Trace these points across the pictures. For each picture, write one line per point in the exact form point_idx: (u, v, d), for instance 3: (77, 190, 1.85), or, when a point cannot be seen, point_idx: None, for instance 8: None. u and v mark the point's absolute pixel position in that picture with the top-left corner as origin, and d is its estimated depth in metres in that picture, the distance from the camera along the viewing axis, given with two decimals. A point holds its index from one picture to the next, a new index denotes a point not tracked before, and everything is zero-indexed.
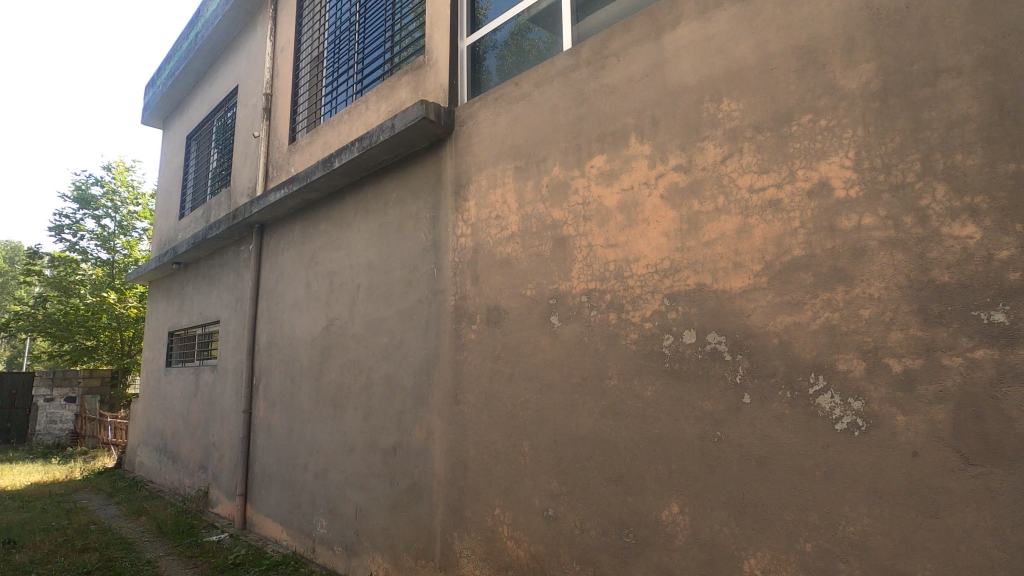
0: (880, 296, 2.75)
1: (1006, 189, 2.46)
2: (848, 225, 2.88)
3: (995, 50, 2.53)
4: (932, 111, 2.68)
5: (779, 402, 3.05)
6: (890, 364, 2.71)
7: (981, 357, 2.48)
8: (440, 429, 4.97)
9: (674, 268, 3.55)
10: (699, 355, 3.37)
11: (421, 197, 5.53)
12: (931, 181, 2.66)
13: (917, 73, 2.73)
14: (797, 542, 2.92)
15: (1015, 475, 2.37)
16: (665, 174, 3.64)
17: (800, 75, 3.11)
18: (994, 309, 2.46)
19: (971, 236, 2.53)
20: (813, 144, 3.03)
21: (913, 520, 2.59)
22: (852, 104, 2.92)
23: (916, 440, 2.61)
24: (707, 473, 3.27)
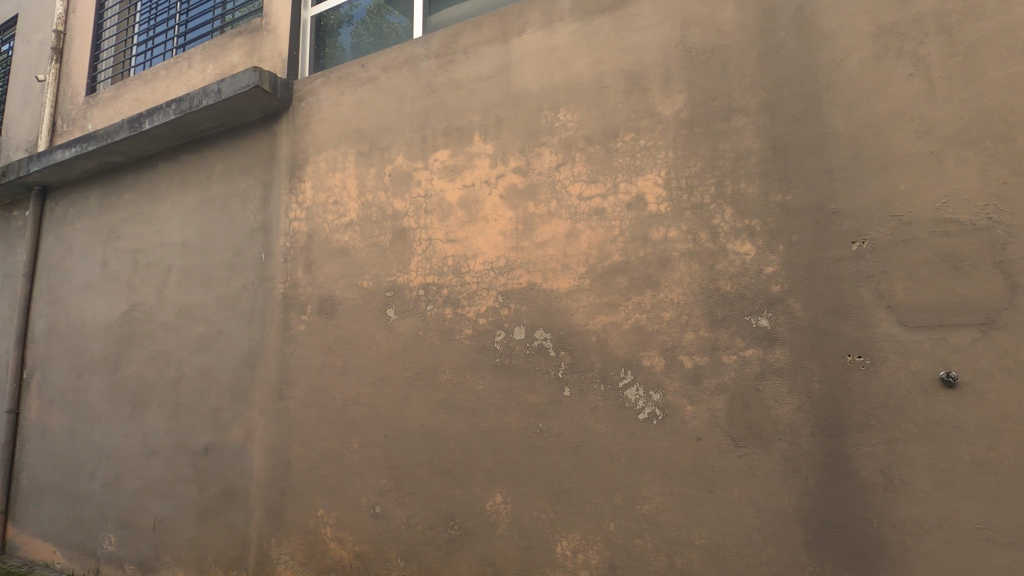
0: (679, 301, 3.13)
1: (775, 215, 2.94)
2: (658, 236, 3.22)
3: (773, 97, 3.00)
4: (726, 143, 3.10)
5: (593, 395, 3.31)
6: (683, 360, 3.10)
7: (750, 356, 2.94)
8: (261, 427, 4.58)
9: (508, 266, 3.67)
10: (528, 351, 3.54)
11: (250, 173, 5.03)
12: (722, 203, 3.08)
13: (716, 108, 3.15)
14: (603, 523, 3.20)
15: (769, 453, 2.85)
16: (505, 175, 3.75)
17: (627, 96, 3.40)
18: (761, 315, 2.93)
19: (748, 253, 2.99)
20: (633, 161, 3.34)
21: (694, 496, 2.99)
22: (666, 129, 3.27)
23: (699, 426, 3.02)
24: (530, 463, 3.45)
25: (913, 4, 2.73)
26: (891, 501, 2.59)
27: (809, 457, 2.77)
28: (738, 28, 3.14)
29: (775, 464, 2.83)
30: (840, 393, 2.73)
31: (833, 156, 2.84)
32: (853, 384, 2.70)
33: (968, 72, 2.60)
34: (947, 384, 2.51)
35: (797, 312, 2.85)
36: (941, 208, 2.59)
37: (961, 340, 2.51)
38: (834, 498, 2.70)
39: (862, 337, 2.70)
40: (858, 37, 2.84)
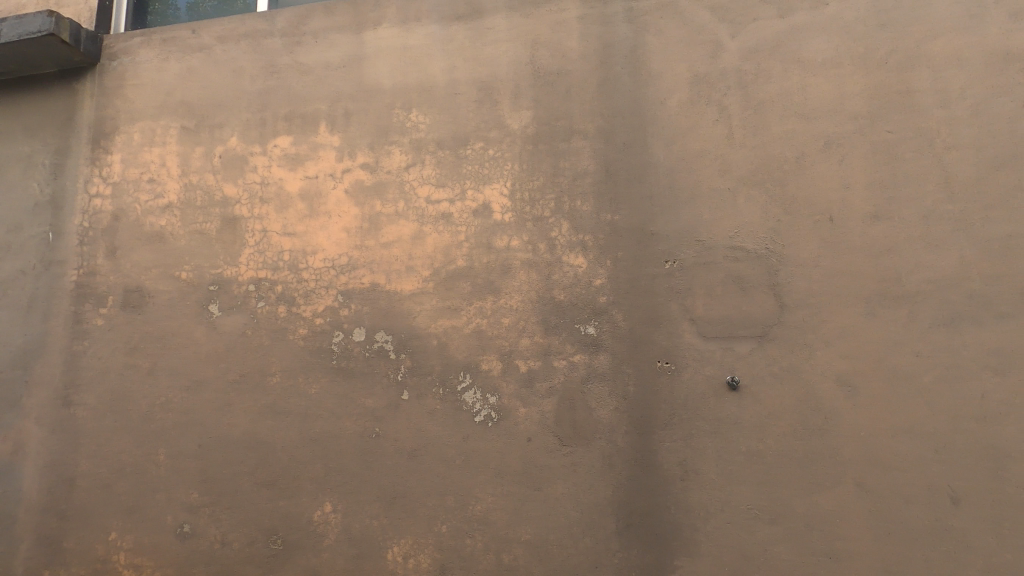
0: (518, 308, 3.27)
1: (604, 232, 3.22)
2: (501, 244, 3.34)
3: (608, 125, 3.29)
4: (566, 161, 3.32)
5: (432, 398, 3.32)
6: (519, 365, 3.24)
7: (577, 361, 3.17)
8: (36, 440, 3.83)
9: (350, 265, 3.53)
10: (366, 354, 3.43)
11: (36, 135, 4.19)
12: (560, 218, 3.29)
13: (559, 128, 3.35)
14: (436, 526, 3.21)
15: (590, 450, 3.09)
16: (352, 170, 3.61)
17: (478, 106, 3.47)
18: (589, 323, 3.18)
19: (580, 265, 3.22)
20: (481, 169, 3.43)
21: (523, 494, 3.13)
22: (513, 142, 3.41)
23: (530, 427, 3.18)
24: (363, 469, 3.34)
25: (721, 60, 3.16)
26: (686, 489, 2.96)
27: (623, 453, 3.06)
28: (581, 57, 3.37)
29: (595, 461, 3.08)
30: (650, 394, 3.06)
31: (654, 183, 3.18)
32: (661, 387, 3.05)
33: (757, 124, 3.07)
34: (732, 386, 2.95)
35: (618, 322, 3.14)
36: (734, 237, 3.04)
37: (743, 350, 2.97)
38: (642, 489, 3.02)
39: (670, 345, 3.06)
40: (678, 82, 3.22)
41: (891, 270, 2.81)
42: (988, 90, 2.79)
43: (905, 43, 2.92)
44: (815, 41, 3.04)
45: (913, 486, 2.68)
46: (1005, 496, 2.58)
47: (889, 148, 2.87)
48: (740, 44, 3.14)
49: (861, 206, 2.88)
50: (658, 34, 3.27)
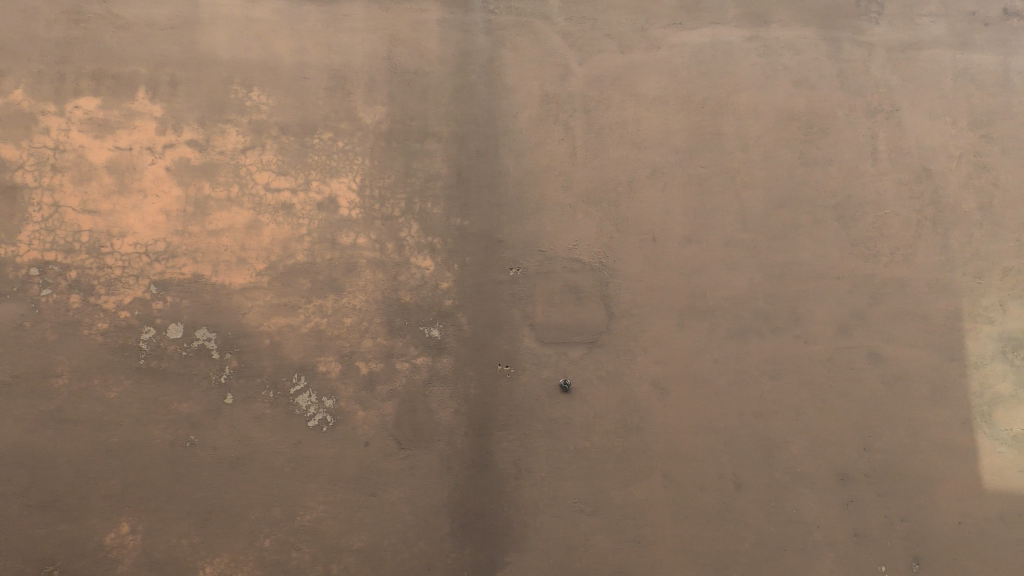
0: (361, 308, 3.16)
1: (453, 237, 3.25)
2: (346, 241, 3.21)
3: (462, 130, 3.33)
4: (418, 162, 3.30)
5: (260, 402, 3.06)
6: (359, 367, 3.13)
7: (420, 363, 3.15)
8: None
9: (168, 253, 3.12)
10: (183, 353, 3.06)
11: None
12: (409, 218, 3.25)
13: (413, 128, 3.32)
14: (257, 540, 2.97)
15: (428, 453, 3.09)
16: (176, 146, 3.20)
17: (329, 94, 3.31)
18: (433, 326, 3.18)
19: (428, 267, 3.22)
20: (329, 161, 3.26)
21: (357, 501, 3.03)
22: (365, 137, 3.30)
23: (368, 431, 3.08)
24: (173, 482, 2.97)
25: (569, 83, 3.39)
26: (519, 487, 3.10)
27: (461, 455, 3.11)
28: (438, 60, 3.38)
29: (432, 463, 3.09)
30: (489, 396, 3.15)
31: (503, 193, 3.29)
32: (500, 389, 3.16)
33: (597, 147, 3.34)
34: (564, 389, 3.16)
35: (463, 325, 3.19)
36: (572, 249, 3.26)
37: (575, 355, 3.19)
38: (477, 489, 3.09)
39: (510, 349, 3.19)
40: (529, 98, 3.37)
41: (698, 287, 3.22)
42: (776, 141, 3.34)
43: (718, 92, 3.38)
44: (648, 78, 3.39)
45: (707, 475, 3.10)
46: (774, 480, 3.10)
47: (702, 181, 3.31)
48: (586, 71, 3.40)
49: (678, 230, 3.27)
50: (514, 49, 3.40)
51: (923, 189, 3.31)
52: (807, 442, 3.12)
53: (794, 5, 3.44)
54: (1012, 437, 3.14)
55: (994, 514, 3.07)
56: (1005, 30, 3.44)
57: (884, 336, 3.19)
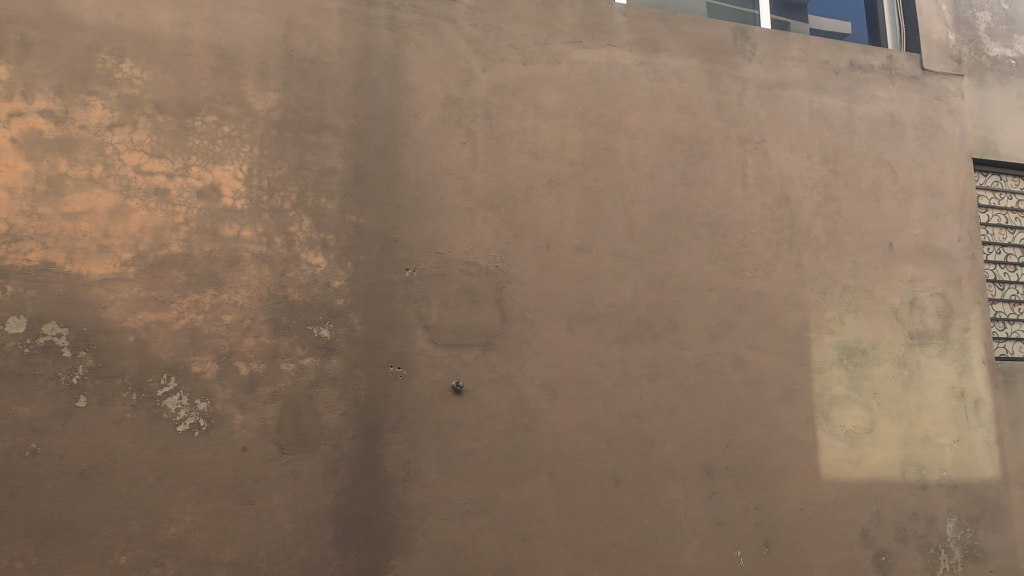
0: (243, 305, 2.98)
1: (347, 234, 3.16)
2: (229, 232, 3.00)
3: (360, 126, 3.25)
4: (313, 155, 3.17)
5: (120, 405, 2.78)
6: (239, 367, 2.94)
7: (307, 364, 3.03)
8: None
9: (11, 235, 2.74)
10: (26, 350, 2.70)
11: None
12: (300, 212, 3.12)
13: (308, 119, 3.18)
14: (111, 558, 2.69)
15: (313, 458, 2.98)
16: (26, 115, 2.83)
17: (215, 74, 3.08)
18: (323, 325, 3.07)
19: (319, 265, 3.10)
20: (212, 146, 3.04)
21: (231, 510, 2.84)
22: (255, 123, 3.11)
23: (246, 436, 2.91)
24: (7, 497, 2.61)
25: (472, 88, 3.42)
26: (407, 490, 3.07)
27: (348, 459, 3.02)
28: (338, 51, 3.27)
29: (317, 468, 2.97)
30: (380, 398, 3.09)
31: (402, 192, 3.25)
32: (391, 391, 3.11)
33: (497, 154, 3.40)
34: (456, 391, 3.18)
35: (354, 325, 3.11)
36: (469, 253, 3.30)
37: (469, 357, 3.23)
38: (364, 493, 3.02)
39: (403, 351, 3.16)
40: (431, 99, 3.36)
41: (588, 294, 3.39)
42: (661, 161, 3.60)
43: (612, 110, 3.58)
44: (548, 91, 3.51)
45: (589, 473, 3.26)
46: (649, 476, 3.33)
47: (595, 194, 3.48)
48: (489, 78, 3.45)
49: (571, 239, 3.42)
50: (418, 48, 3.37)
51: (782, 213, 3.72)
52: (679, 440, 3.38)
53: (681, 37, 3.73)
54: (844, 433, 3.62)
55: (828, 500, 3.52)
56: (850, 79, 3.97)
57: (747, 343, 3.54)
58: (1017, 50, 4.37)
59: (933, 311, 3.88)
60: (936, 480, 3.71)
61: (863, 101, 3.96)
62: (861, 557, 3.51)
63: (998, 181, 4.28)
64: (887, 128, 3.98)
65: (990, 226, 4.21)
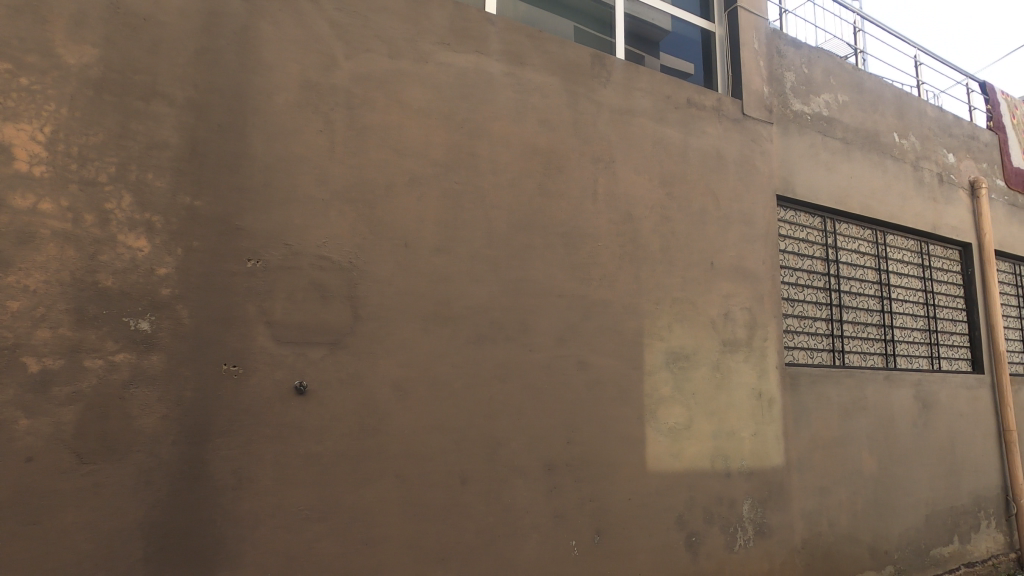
0: (37, 290, 2.54)
1: (179, 216, 2.84)
2: (22, 204, 2.55)
3: (201, 98, 2.94)
4: (139, 124, 2.80)
5: None
6: (27, 363, 2.50)
7: (119, 361, 2.66)
8: None
9: None
10: None
11: None
12: (120, 188, 2.74)
13: (136, 83, 2.81)
14: None
15: (121, 467, 2.62)
16: None
17: (12, 16, 2.60)
18: (142, 318, 2.72)
19: (141, 249, 2.75)
20: (3, 100, 2.56)
21: (6, 532, 2.40)
22: (64, 80, 2.68)
23: (33, 444, 2.48)
24: None
25: (333, 75, 3.27)
26: (236, 499, 2.82)
27: (166, 467, 2.71)
28: (178, 12, 2.93)
29: (126, 479, 2.62)
30: (209, 400, 2.82)
31: (247, 176, 3.00)
32: (224, 391, 2.85)
33: (357, 146, 3.29)
34: (299, 391, 3.00)
35: (182, 318, 2.80)
36: (321, 247, 3.14)
37: (315, 356, 3.07)
38: (184, 505, 2.72)
39: (240, 348, 2.91)
40: (287, 80, 3.15)
41: (444, 295, 3.41)
42: (521, 171, 3.74)
43: (476, 116, 3.64)
44: (414, 89, 3.47)
45: (437, 473, 3.27)
46: (494, 474, 3.43)
47: (455, 196, 3.52)
48: (352, 67, 3.32)
49: (430, 239, 3.41)
50: (273, 24, 3.14)
51: (626, 229, 4.07)
52: (525, 438, 3.54)
53: (545, 55, 3.92)
54: (667, 429, 4.05)
55: (652, 490, 3.91)
56: (687, 115, 4.48)
57: (589, 348, 3.81)
58: (812, 108, 5.25)
59: (742, 323, 4.50)
60: (737, 469, 4.31)
61: (696, 136, 4.48)
62: (676, 539, 3.95)
63: (795, 216, 5.10)
64: (714, 162, 4.54)
65: (787, 253, 5.00)
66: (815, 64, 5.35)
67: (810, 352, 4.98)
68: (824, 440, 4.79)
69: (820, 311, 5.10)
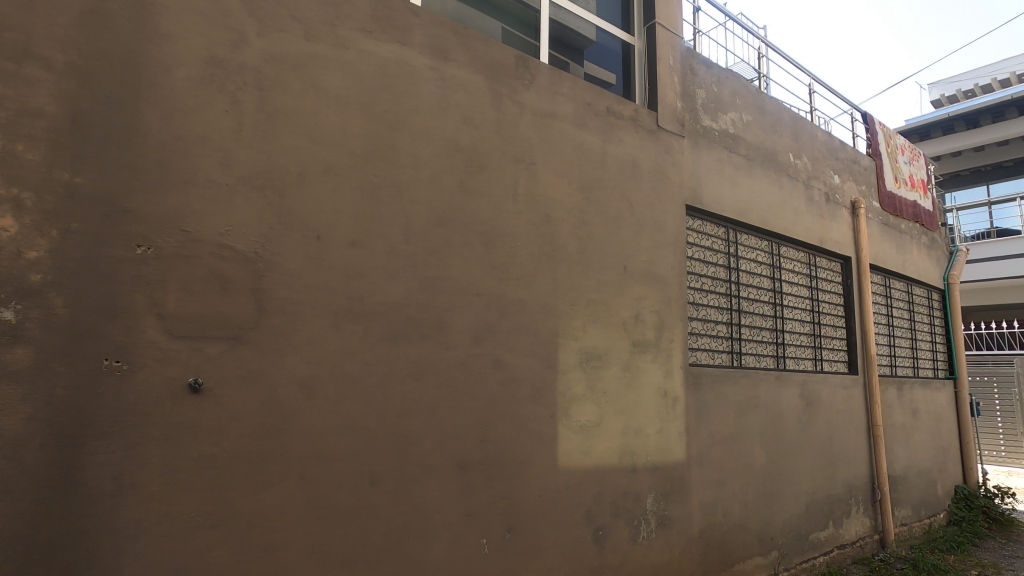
0: None
1: (54, 194, 2.55)
2: None
3: (86, 65, 2.67)
4: (8, 89, 2.50)
5: None
6: None
7: None
8: None
9: None
10: None
11: None
12: None
13: (5, 42, 2.50)
14: None
15: None
16: None
17: None
18: (6, 306, 2.43)
19: (6, 228, 2.46)
20: None
21: None
22: None
23: None
24: None
25: (242, 52, 3.07)
26: (115, 507, 2.57)
27: (31, 473, 2.43)
28: None
29: None
30: (85, 398, 2.55)
31: (138, 154, 2.75)
32: (104, 389, 2.59)
33: (267, 130, 3.11)
34: (192, 389, 2.79)
35: (55, 308, 2.52)
36: (223, 235, 2.94)
37: (212, 351, 2.86)
38: (52, 515, 2.45)
39: (125, 341, 2.66)
40: (189, 53, 2.92)
41: (357, 290, 3.30)
42: (441, 167, 3.70)
43: (397, 108, 3.56)
44: (331, 75, 3.33)
45: (344, 474, 3.16)
46: (406, 473, 3.36)
47: (372, 189, 3.41)
48: (264, 46, 3.14)
49: (344, 231, 3.29)
50: None
51: (544, 230, 4.14)
52: (437, 437, 3.50)
53: (469, 52, 3.90)
54: (579, 426, 4.16)
55: (562, 486, 4.00)
56: (606, 123, 4.63)
57: (505, 347, 3.84)
58: (719, 124, 5.61)
59: (651, 324, 4.72)
60: (642, 464, 4.51)
61: (614, 144, 4.64)
62: (583, 533, 4.07)
63: (701, 225, 5.42)
64: (630, 170, 4.73)
65: (693, 259, 5.29)
66: (723, 84, 5.72)
67: (711, 353, 5.31)
68: (721, 436, 5.12)
69: (721, 315, 5.44)
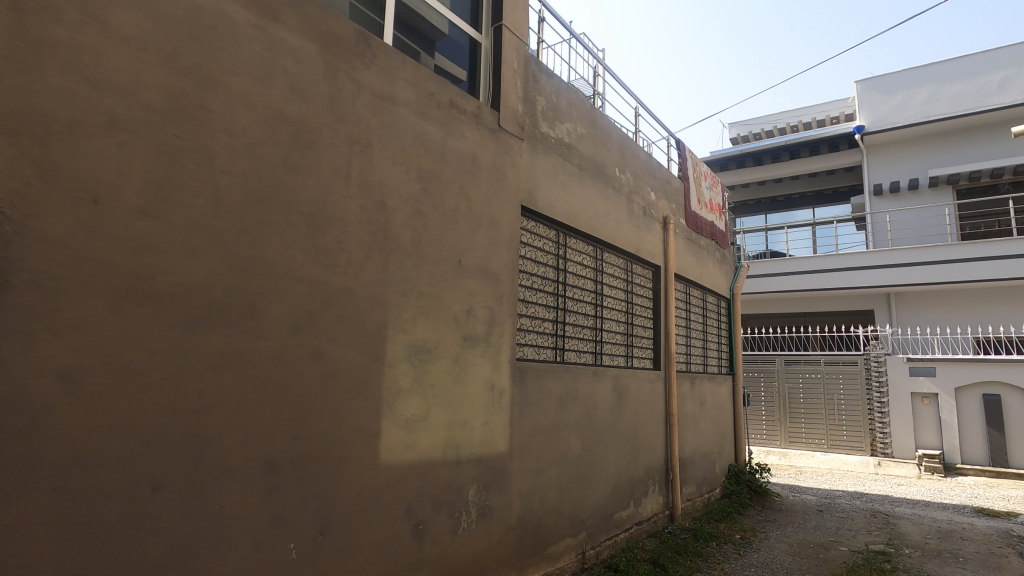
0: None
1: None
2: None
3: None
4: None
5: None
6: None
7: None
8: None
9: None
10: None
11: None
12: None
13: None
14: None
15: None
16: None
17: None
18: None
19: None
20: None
21: None
22: None
23: None
24: None
25: None
26: None
27: None
28: None
29: None
30: None
31: None
32: None
33: (26, 64, 2.52)
34: None
35: None
36: None
37: None
38: None
39: None
40: None
41: (146, 268, 2.83)
42: (262, 137, 3.35)
43: (210, 64, 3.13)
44: (125, 12, 2.82)
45: (118, 481, 2.69)
46: (199, 477, 2.97)
47: (173, 152, 2.96)
48: None
49: (132, 198, 2.80)
50: None
51: (377, 218, 3.98)
52: (241, 436, 3.15)
53: (302, 16, 3.59)
54: (403, 420, 4.08)
55: (383, 482, 3.88)
56: (448, 116, 4.60)
57: (327, 337, 3.61)
58: (556, 132, 5.92)
59: (482, 319, 4.81)
60: (466, 456, 4.57)
61: (455, 138, 4.64)
62: (403, 529, 4.00)
63: (534, 226, 5.68)
64: (469, 166, 4.76)
65: (526, 259, 5.52)
66: (561, 95, 6.05)
67: (536, 349, 5.59)
68: (541, 426, 5.41)
69: (547, 312, 5.76)
